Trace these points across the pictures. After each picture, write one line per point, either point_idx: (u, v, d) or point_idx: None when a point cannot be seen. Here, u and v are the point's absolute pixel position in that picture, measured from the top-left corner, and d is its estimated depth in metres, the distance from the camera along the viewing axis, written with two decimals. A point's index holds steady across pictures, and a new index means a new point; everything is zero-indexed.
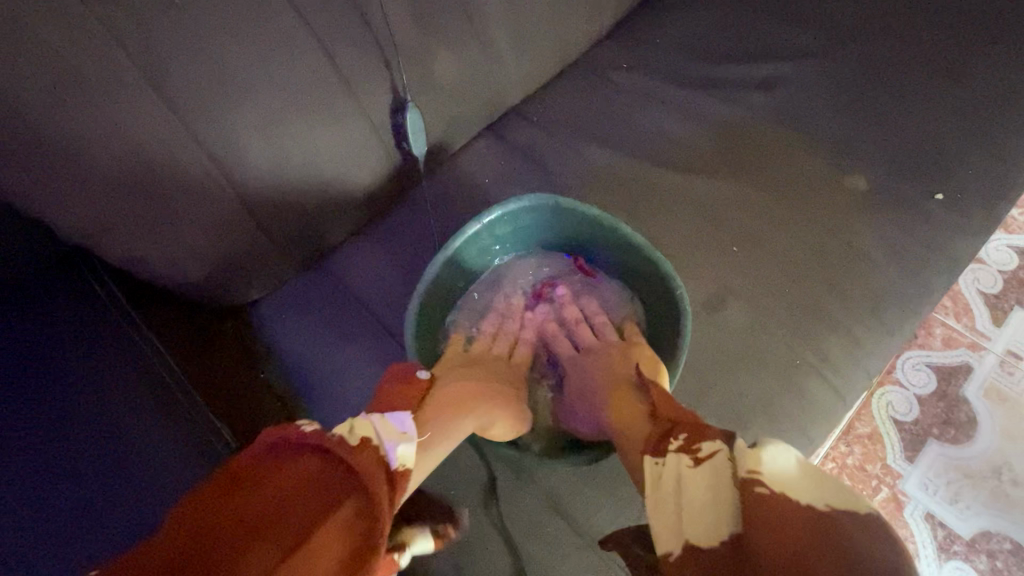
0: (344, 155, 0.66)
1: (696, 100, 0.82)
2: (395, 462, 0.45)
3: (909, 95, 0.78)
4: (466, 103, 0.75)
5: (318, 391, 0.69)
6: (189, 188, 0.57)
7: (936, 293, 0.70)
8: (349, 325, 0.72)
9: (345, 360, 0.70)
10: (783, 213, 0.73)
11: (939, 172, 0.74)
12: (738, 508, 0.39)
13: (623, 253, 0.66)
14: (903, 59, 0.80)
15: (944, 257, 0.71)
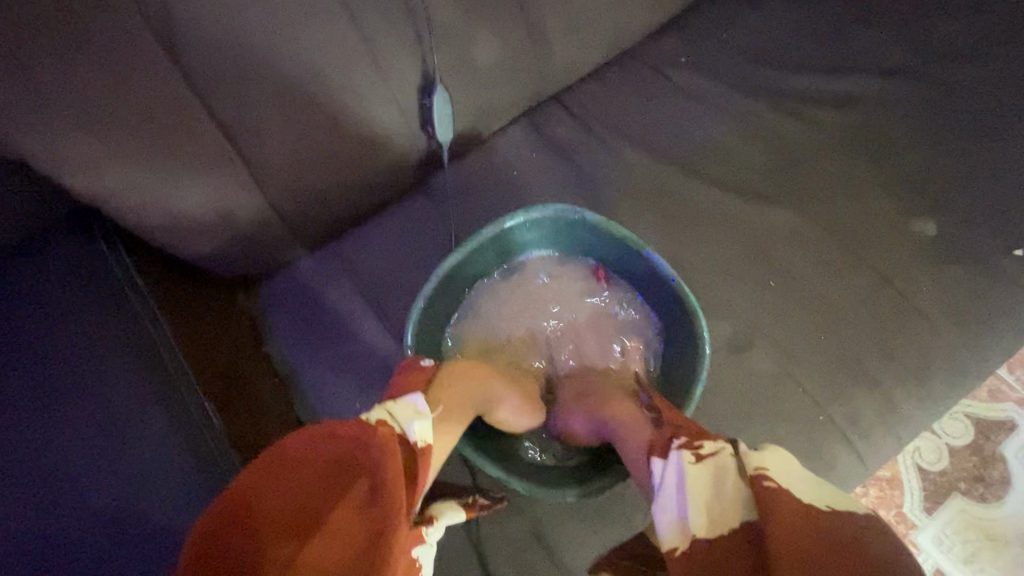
0: (365, 137, 0.63)
1: (756, 110, 0.74)
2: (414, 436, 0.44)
3: (1002, 131, 0.69)
4: (503, 90, 0.70)
5: (315, 377, 0.67)
6: (199, 162, 0.54)
7: (999, 361, 0.62)
8: (354, 313, 0.70)
9: (346, 348, 0.68)
10: (834, 251, 0.66)
11: None
12: (744, 500, 0.37)
13: (645, 277, 0.62)
14: (1001, 88, 0.70)
15: (1014, 322, 0.63)
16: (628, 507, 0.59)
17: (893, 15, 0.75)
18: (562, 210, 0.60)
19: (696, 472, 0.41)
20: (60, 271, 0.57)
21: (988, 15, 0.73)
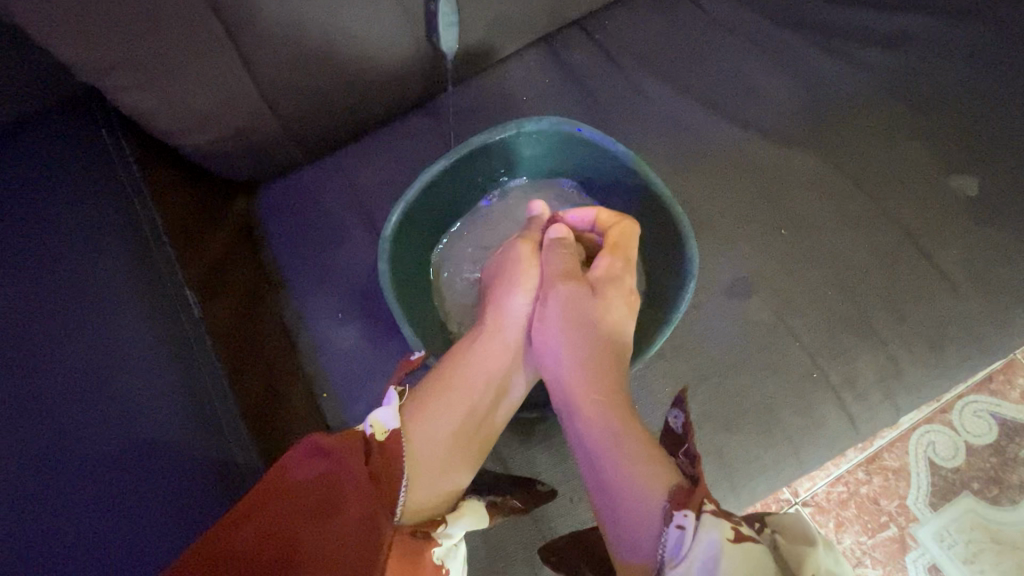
0: (365, 39, 0.60)
1: (792, 46, 0.67)
2: (369, 428, 0.46)
3: None
4: (519, 4, 0.65)
5: (301, 283, 0.68)
6: (191, 47, 0.53)
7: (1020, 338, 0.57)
8: (346, 224, 0.69)
9: (335, 259, 0.68)
10: (854, 206, 0.61)
11: None
12: None
13: (640, 205, 0.62)
14: None
15: None
16: None
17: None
18: (559, 122, 0.60)
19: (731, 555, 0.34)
20: (61, 145, 0.58)
21: None
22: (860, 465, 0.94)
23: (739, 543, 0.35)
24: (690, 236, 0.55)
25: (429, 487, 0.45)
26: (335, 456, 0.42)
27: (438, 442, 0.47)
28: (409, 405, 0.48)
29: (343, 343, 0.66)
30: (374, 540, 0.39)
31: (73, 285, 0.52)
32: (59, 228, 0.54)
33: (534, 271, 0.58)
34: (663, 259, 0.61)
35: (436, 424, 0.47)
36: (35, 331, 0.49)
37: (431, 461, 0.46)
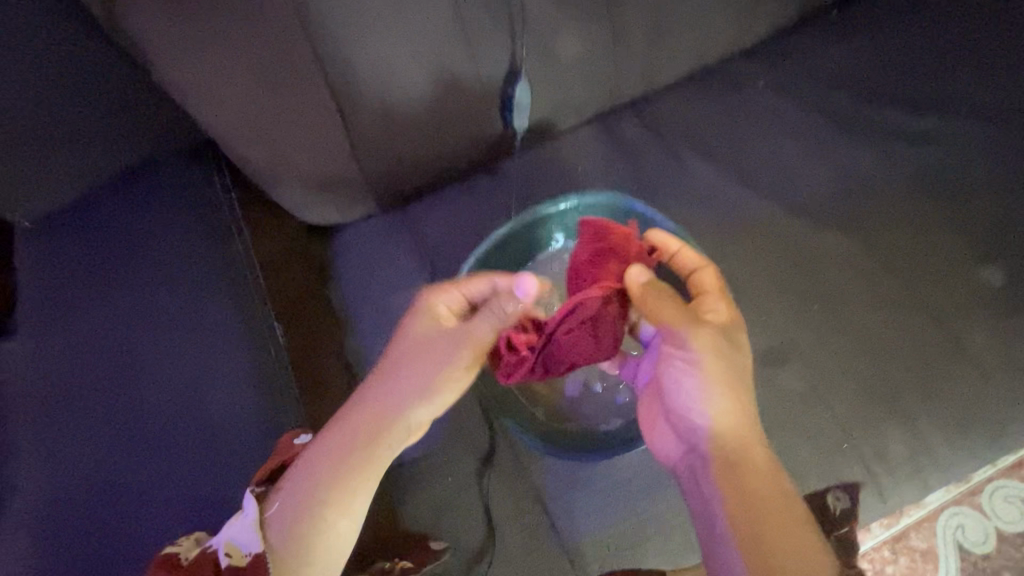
0: (445, 111, 0.68)
1: (830, 138, 0.74)
2: (223, 552, 0.49)
3: None
4: (582, 86, 0.74)
5: (366, 322, 0.74)
6: (301, 114, 0.61)
7: None
8: (411, 272, 0.76)
9: (399, 303, 0.74)
10: (885, 287, 0.66)
11: None
12: None
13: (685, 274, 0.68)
14: None
15: None
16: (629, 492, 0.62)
17: (990, 72, 0.74)
18: (614, 197, 0.68)
19: None
20: (181, 191, 0.70)
21: None
22: (887, 544, 0.93)
23: None
24: None
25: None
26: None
27: (305, 545, 0.50)
28: (272, 519, 0.50)
29: None
30: None
31: (189, 315, 0.64)
32: (174, 268, 0.66)
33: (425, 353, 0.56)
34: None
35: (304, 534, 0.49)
36: (145, 359, 0.62)
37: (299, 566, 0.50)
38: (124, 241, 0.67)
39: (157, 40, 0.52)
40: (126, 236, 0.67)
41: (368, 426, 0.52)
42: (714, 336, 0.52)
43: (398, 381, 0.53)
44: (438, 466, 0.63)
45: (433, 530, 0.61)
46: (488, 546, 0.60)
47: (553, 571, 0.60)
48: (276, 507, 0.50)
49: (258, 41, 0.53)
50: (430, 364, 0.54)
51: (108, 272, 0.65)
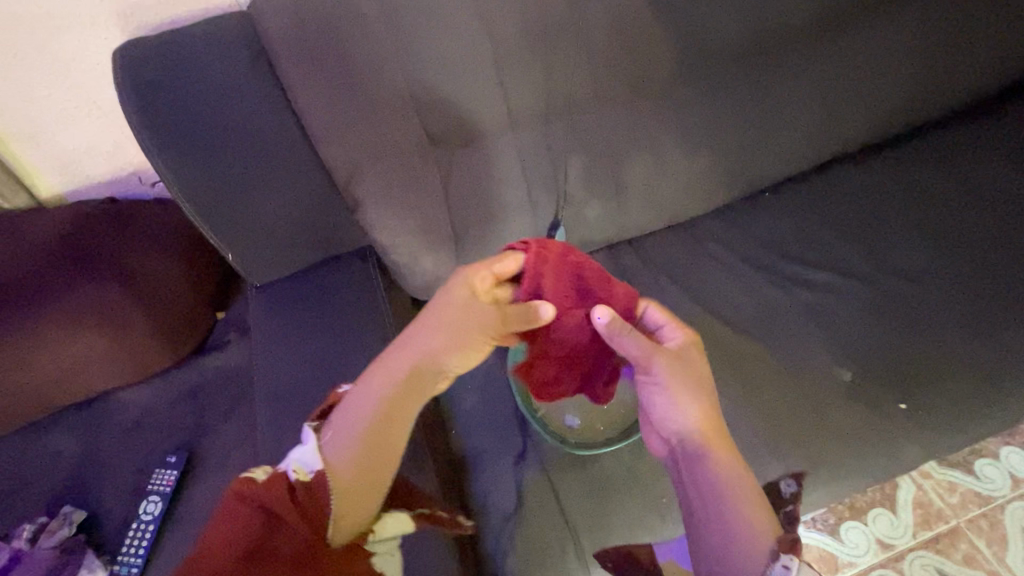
0: (514, 241, 1.14)
1: (752, 279, 1.18)
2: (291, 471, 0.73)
3: (913, 322, 1.10)
4: (599, 232, 1.20)
5: None
6: (434, 238, 1.08)
7: (870, 473, 1.01)
8: None
9: None
10: (778, 377, 1.06)
11: (908, 390, 1.04)
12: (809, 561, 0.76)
13: None
14: (920, 299, 1.12)
15: (885, 448, 1.01)
16: (609, 489, 0.98)
17: (850, 243, 1.21)
18: None
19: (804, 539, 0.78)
20: (350, 283, 1.13)
21: (919, 255, 1.17)
22: None
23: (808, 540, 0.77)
24: None
25: (351, 497, 0.72)
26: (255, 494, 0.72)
27: (351, 466, 0.72)
28: (325, 445, 0.74)
29: (467, 404, 1.07)
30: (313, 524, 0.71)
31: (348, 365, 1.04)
32: (343, 333, 1.08)
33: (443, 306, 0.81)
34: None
35: (348, 455, 0.72)
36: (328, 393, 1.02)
37: (345, 484, 0.72)
38: (317, 315, 1.10)
39: (375, 203, 1.01)
40: (318, 311, 1.11)
41: (394, 373, 0.77)
42: (689, 359, 0.85)
43: (416, 343, 0.79)
44: (490, 459, 1.01)
45: (484, 498, 0.98)
46: (518, 512, 0.97)
47: (558, 533, 0.95)
48: (326, 435, 0.75)
49: (422, 203, 1.03)
50: (437, 332, 0.79)
51: (306, 334, 1.09)
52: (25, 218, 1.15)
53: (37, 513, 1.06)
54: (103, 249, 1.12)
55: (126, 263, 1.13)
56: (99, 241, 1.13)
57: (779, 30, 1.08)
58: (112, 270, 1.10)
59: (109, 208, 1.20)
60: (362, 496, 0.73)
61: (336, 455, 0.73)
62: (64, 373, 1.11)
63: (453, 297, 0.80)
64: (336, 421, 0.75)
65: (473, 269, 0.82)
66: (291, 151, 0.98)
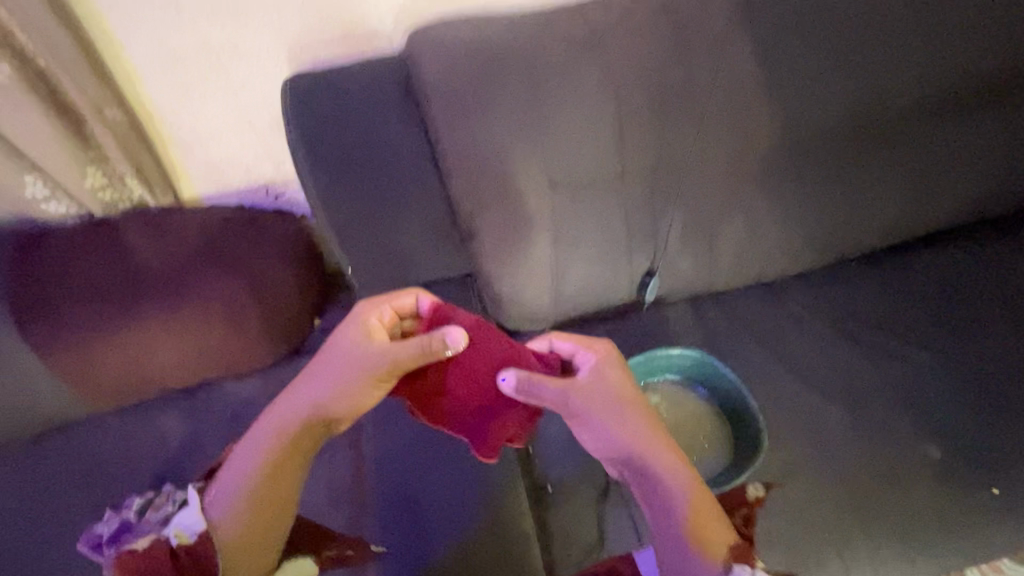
0: (609, 285, 1.20)
1: (837, 345, 1.21)
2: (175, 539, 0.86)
3: (1004, 409, 1.10)
4: (688, 283, 1.25)
5: None
6: (537, 274, 1.15)
7: (959, 553, 0.99)
8: None
9: None
10: (863, 446, 1.07)
11: (997, 475, 1.04)
12: None
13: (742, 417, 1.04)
14: (1010, 386, 1.13)
15: (974, 530, 1.00)
16: None
17: (936, 321, 1.23)
18: (710, 360, 1.06)
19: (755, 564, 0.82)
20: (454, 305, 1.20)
21: (1008, 342, 1.19)
22: None
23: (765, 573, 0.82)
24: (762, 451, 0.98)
25: (236, 554, 0.86)
26: (139, 560, 0.83)
27: (232, 529, 0.86)
28: (211, 509, 0.88)
29: (551, 434, 1.11)
30: None
31: None
32: None
33: (319, 362, 0.89)
34: (741, 442, 1.03)
35: (232, 515, 0.86)
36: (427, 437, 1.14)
37: (229, 541, 0.86)
38: None
39: (490, 237, 1.10)
40: None
41: (272, 428, 0.89)
42: (598, 383, 0.88)
43: (313, 391, 0.89)
44: (573, 492, 1.06)
45: (565, 528, 1.05)
46: (597, 545, 1.03)
47: None
48: (213, 495, 0.89)
49: (532, 242, 1.11)
50: (317, 394, 0.89)
51: None
52: (168, 214, 1.26)
53: (147, 485, 1.17)
54: (234, 249, 1.22)
55: (253, 265, 1.22)
56: (231, 242, 1.23)
57: (881, 112, 1.14)
58: (241, 271, 1.21)
59: (240, 213, 1.30)
60: (257, 551, 0.87)
61: (219, 518, 0.87)
62: (182, 359, 1.21)
63: (341, 348, 0.87)
64: (225, 472, 0.90)
65: (363, 316, 0.88)
66: (422, 181, 1.08)
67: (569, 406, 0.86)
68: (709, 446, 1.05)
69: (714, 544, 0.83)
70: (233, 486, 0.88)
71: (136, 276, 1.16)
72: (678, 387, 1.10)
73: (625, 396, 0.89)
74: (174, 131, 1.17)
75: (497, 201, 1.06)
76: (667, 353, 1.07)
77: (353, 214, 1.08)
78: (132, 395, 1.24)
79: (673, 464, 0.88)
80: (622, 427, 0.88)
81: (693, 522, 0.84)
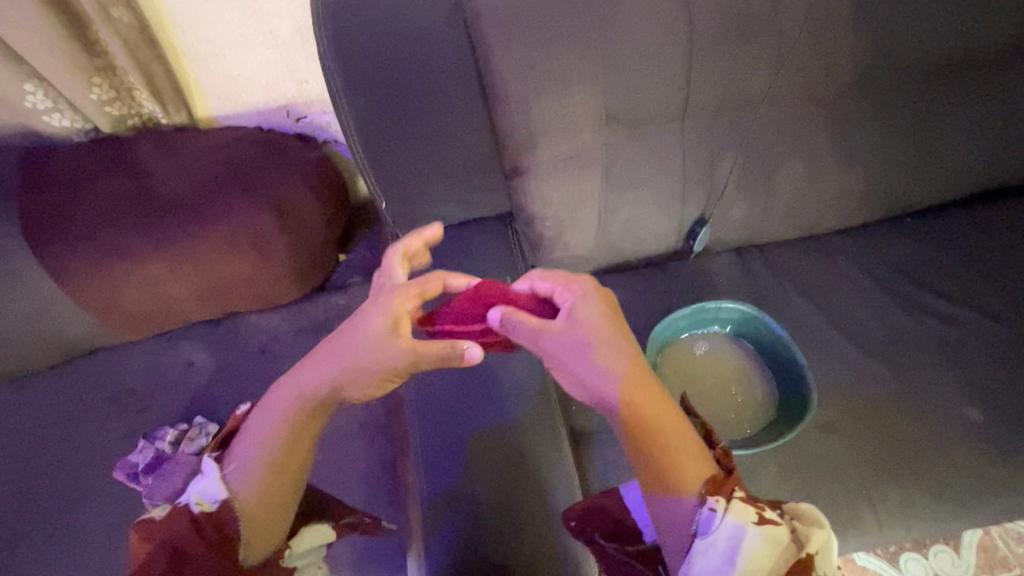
0: (657, 230, 1.13)
1: (885, 302, 1.17)
2: (194, 504, 0.81)
3: None
4: (737, 232, 1.18)
5: None
6: (584, 216, 1.08)
7: (990, 513, 1.00)
8: None
9: None
10: (906, 405, 1.06)
11: None
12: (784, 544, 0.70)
13: (791, 375, 1.01)
14: None
15: (1009, 493, 1.00)
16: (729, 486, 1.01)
17: (992, 282, 1.18)
18: (760, 314, 1.02)
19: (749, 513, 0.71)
20: (493, 246, 1.14)
21: None
22: None
23: (762, 522, 0.71)
24: (813, 407, 0.94)
25: (261, 524, 0.82)
26: (166, 535, 0.79)
27: (255, 499, 0.81)
28: (229, 479, 0.82)
29: None
30: (231, 557, 0.80)
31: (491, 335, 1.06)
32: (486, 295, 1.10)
33: (336, 336, 0.84)
34: (788, 402, 1.00)
35: (253, 485, 0.81)
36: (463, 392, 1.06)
37: (250, 510, 0.81)
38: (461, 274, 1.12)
39: (538, 174, 1.02)
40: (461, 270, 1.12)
41: (290, 400, 0.83)
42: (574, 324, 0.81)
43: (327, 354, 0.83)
44: None
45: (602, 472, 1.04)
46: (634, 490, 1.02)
47: None
48: (229, 467, 0.83)
49: (582, 181, 1.03)
50: (335, 368, 0.81)
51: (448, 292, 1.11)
52: (183, 134, 1.17)
53: (177, 416, 1.15)
54: (260, 176, 1.14)
55: (281, 194, 1.15)
56: (256, 168, 1.15)
57: (976, 50, 1.03)
58: (269, 199, 1.13)
59: (264, 137, 1.20)
60: (278, 520, 0.84)
61: (240, 488, 0.81)
62: (205, 289, 1.16)
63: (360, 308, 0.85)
64: (242, 443, 0.84)
65: (393, 301, 0.83)
66: (467, 108, 0.98)
67: (541, 342, 0.81)
68: (758, 406, 1.03)
69: (684, 474, 0.73)
70: (251, 456, 0.82)
71: (156, 200, 1.08)
72: (726, 344, 1.08)
73: (601, 331, 0.81)
74: (186, 37, 1.05)
75: (549, 133, 0.97)
76: (717, 305, 1.05)
77: (390, 141, 0.99)
78: (157, 323, 1.20)
79: (660, 407, 0.77)
80: (596, 360, 0.79)
81: (672, 461, 0.74)
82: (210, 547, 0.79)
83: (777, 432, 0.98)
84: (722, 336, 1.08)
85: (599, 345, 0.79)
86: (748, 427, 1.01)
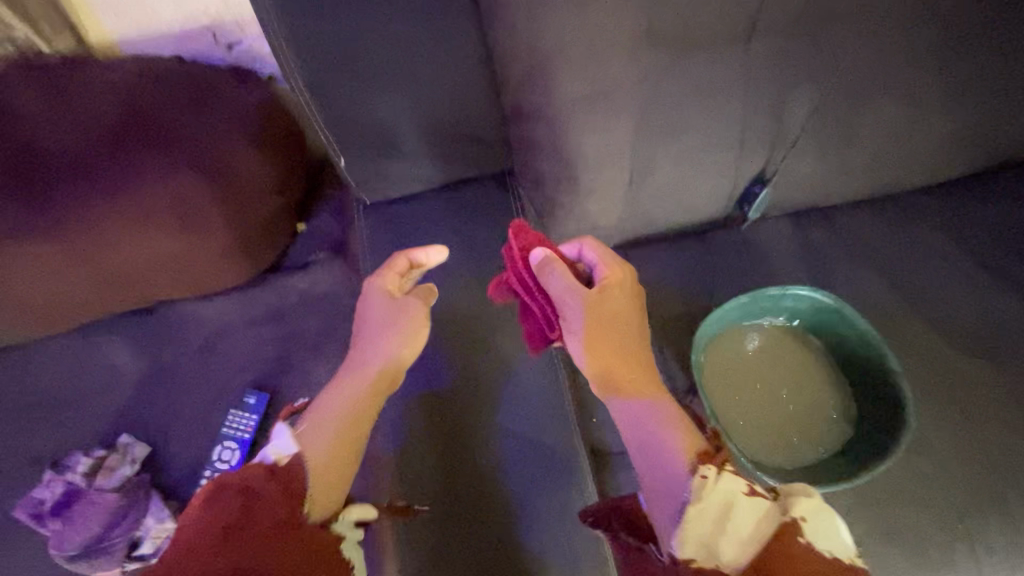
0: (705, 193, 0.86)
1: (981, 283, 0.93)
2: (272, 456, 0.60)
3: None
4: (802, 194, 0.92)
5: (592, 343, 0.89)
6: (612, 177, 0.80)
7: None
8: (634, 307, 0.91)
9: None
10: (1012, 417, 0.84)
11: None
12: (768, 516, 0.52)
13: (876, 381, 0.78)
14: None
15: None
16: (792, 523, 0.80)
17: None
18: (836, 304, 0.78)
19: (743, 494, 0.53)
20: (492, 219, 0.89)
21: None
22: None
23: (752, 496, 0.54)
24: (912, 429, 0.71)
25: (321, 488, 0.60)
26: (236, 486, 0.56)
27: (326, 454, 0.61)
28: (303, 435, 0.63)
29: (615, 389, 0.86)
30: (298, 522, 0.56)
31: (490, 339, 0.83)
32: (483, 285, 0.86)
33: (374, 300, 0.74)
34: (870, 415, 0.78)
35: (325, 436, 0.63)
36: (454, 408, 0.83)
37: (321, 465, 0.61)
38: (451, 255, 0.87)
39: (549, 120, 0.74)
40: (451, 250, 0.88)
41: (359, 358, 0.71)
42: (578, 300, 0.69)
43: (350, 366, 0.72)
44: None
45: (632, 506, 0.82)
46: None
47: None
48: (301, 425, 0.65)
49: (610, 129, 0.75)
50: (387, 320, 0.73)
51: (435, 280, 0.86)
52: (69, 66, 0.87)
53: (103, 433, 0.93)
54: (179, 125, 0.86)
55: (209, 149, 0.87)
56: (173, 116, 0.87)
57: None
58: (195, 158, 0.86)
59: (182, 74, 0.91)
60: (338, 484, 0.62)
61: (310, 445, 0.62)
62: (118, 274, 0.90)
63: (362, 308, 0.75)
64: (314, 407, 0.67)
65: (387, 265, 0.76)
66: (447, 23, 0.68)
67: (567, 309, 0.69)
68: (832, 417, 0.82)
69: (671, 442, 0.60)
70: (320, 412, 0.66)
71: (29, 158, 0.80)
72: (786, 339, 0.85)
73: (609, 283, 0.71)
74: None
75: (565, 59, 0.68)
76: (780, 292, 0.80)
77: (339, 73, 0.70)
78: (65, 319, 0.95)
79: (640, 382, 0.67)
80: (606, 329, 0.69)
81: (659, 431, 0.61)
82: (281, 505, 0.56)
83: (860, 458, 0.75)
84: (781, 330, 0.85)
85: (603, 308, 0.69)
86: (821, 446, 0.80)
